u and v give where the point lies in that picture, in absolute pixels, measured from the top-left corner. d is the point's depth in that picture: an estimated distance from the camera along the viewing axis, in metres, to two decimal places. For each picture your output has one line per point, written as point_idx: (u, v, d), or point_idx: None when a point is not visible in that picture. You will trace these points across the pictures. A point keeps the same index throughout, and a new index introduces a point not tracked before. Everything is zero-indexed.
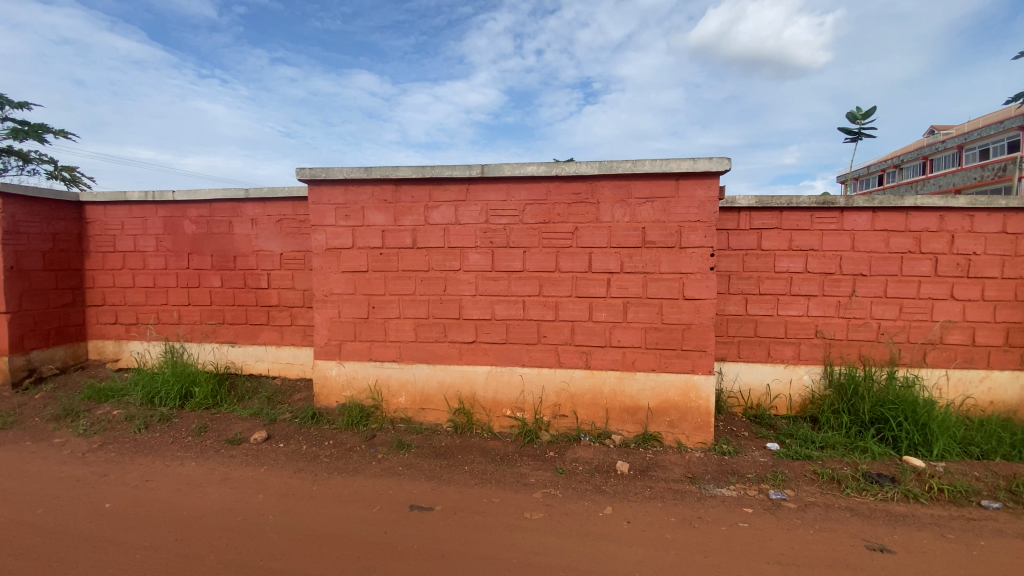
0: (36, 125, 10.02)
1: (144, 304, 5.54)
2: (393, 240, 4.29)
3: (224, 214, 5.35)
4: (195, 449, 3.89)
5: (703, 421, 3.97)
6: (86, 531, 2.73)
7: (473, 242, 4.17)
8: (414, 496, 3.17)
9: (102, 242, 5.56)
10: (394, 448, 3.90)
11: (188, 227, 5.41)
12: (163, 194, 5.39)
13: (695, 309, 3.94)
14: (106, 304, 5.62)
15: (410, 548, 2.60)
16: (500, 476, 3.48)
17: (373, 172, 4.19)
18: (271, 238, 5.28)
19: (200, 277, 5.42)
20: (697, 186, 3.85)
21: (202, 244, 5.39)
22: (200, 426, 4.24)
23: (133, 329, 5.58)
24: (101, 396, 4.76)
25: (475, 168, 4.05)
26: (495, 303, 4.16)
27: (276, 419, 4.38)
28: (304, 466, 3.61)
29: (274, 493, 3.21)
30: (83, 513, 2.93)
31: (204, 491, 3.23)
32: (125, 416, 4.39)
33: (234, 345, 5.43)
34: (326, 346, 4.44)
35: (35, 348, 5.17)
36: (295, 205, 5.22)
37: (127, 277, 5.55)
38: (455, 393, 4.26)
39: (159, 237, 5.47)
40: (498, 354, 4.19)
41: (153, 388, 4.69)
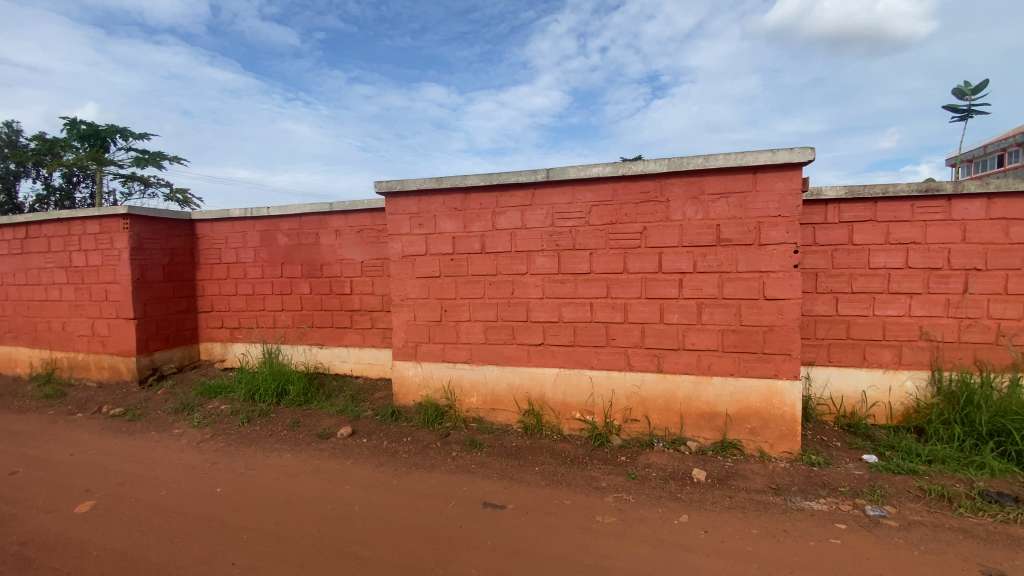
0: (154, 153, 11.45)
1: (245, 310, 6.13)
2: (462, 246, 4.44)
3: (312, 227, 5.80)
4: (290, 442, 4.26)
5: (788, 430, 3.74)
6: (203, 511, 3.10)
7: (540, 245, 4.21)
8: (487, 494, 3.27)
9: (209, 255, 6.23)
10: (467, 446, 4.03)
11: (281, 238, 5.92)
12: (259, 210, 5.95)
13: (777, 310, 3.72)
14: (213, 310, 6.28)
15: (483, 544, 2.69)
16: (571, 478, 3.49)
17: (443, 181, 4.38)
18: (353, 248, 5.66)
19: (292, 285, 5.91)
20: (777, 179, 3.65)
21: (293, 254, 5.88)
22: (295, 420, 4.63)
23: (237, 332, 6.19)
24: (211, 392, 5.33)
25: (540, 172, 4.10)
26: (563, 305, 4.18)
27: (359, 415, 4.68)
28: (385, 460, 3.84)
29: (360, 484, 3.44)
30: (199, 495, 3.31)
31: (298, 480, 3.53)
32: (231, 411, 4.89)
33: (322, 346, 5.86)
34: (404, 347, 4.67)
35: (158, 349, 5.88)
36: (374, 216, 5.56)
37: (231, 286, 6.17)
38: (524, 394, 4.32)
39: (257, 249, 6.03)
40: (567, 356, 4.20)
41: (254, 385, 5.18)
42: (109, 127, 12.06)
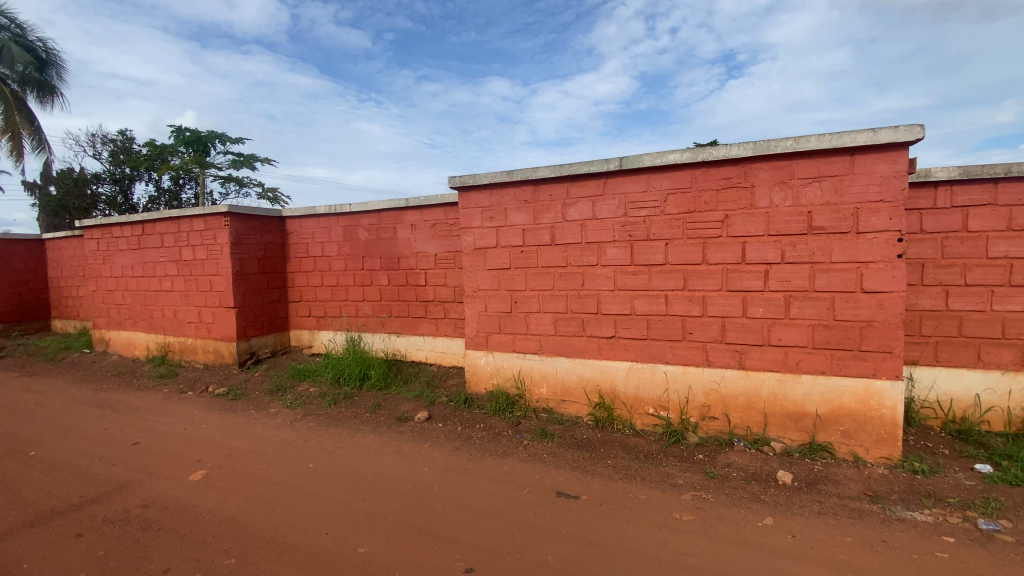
0: (248, 155, 12.47)
1: (329, 300, 6.55)
2: (533, 238, 4.46)
3: (389, 221, 6.08)
4: (372, 424, 4.52)
5: (887, 434, 3.45)
6: (299, 484, 3.37)
7: (613, 236, 4.14)
8: (560, 483, 3.29)
9: (298, 249, 6.71)
10: (538, 436, 4.08)
11: (361, 233, 6.26)
12: (342, 206, 6.31)
13: (877, 304, 3.43)
14: (301, 300, 6.77)
15: (558, 532, 2.71)
16: (646, 473, 3.43)
17: (514, 174, 4.42)
18: (427, 241, 5.87)
19: (371, 277, 6.23)
20: (879, 160, 3.36)
21: (372, 248, 6.20)
22: (376, 404, 4.91)
23: (322, 320, 6.64)
24: (301, 375, 5.77)
25: (613, 161, 4.03)
26: (636, 298, 4.09)
27: (434, 401, 4.88)
28: (460, 445, 3.97)
29: (437, 467, 3.59)
30: (294, 469, 3.61)
31: (380, 460, 3.74)
32: (318, 393, 5.26)
33: (399, 335, 6.14)
34: (475, 337, 4.79)
35: (255, 335, 6.44)
36: (446, 210, 5.73)
37: (317, 278, 6.61)
38: (595, 386, 4.28)
39: (340, 243, 6.41)
40: (640, 350, 4.11)
41: (338, 370, 5.54)
42: (209, 133, 13.24)
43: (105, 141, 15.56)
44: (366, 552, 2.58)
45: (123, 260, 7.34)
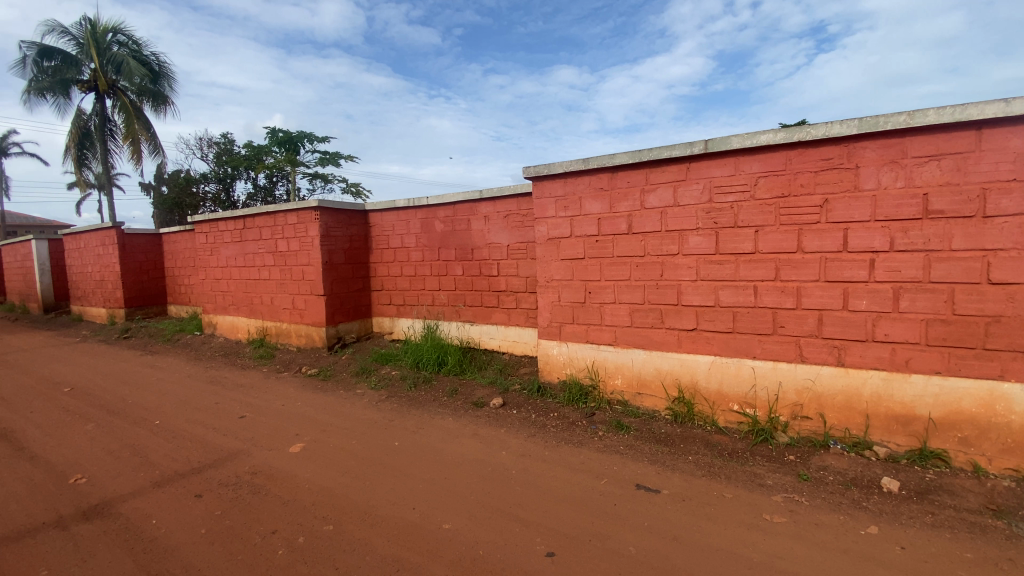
0: (333, 154, 13.26)
1: (407, 289, 6.84)
2: (609, 226, 4.37)
3: (464, 213, 6.22)
4: (450, 407, 4.68)
5: (1016, 444, 3.07)
6: (386, 460, 3.57)
7: (696, 224, 3.97)
8: (640, 476, 3.24)
9: (379, 241, 7.06)
10: (614, 428, 4.02)
11: (437, 225, 6.46)
12: (419, 199, 6.55)
13: (1008, 297, 3.04)
14: (382, 289, 7.12)
15: (640, 524, 2.68)
16: (731, 472, 3.28)
17: (590, 162, 4.36)
18: (500, 232, 5.94)
19: (447, 267, 6.43)
20: (1014, 134, 2.97)
21: (448, 239, 6.38)
22: (453, 389, 5.08)
23: (401, 308, 6.95)
24: (382, 360, 6.08)
25: (698, 145, 3.86)
26: (720, 288, 3.91)
27: (508, 388, 4.96)
28: (536, 432, 4.01)
29: (514, 452, 3.65)
30: (381, 447, 3.82)
31: (459, 442, 3.87)
32: (399, 377, 5.53)
33: (473, 324, 6.29)
34: (549, 327, 4.80)
35: (341, 322, 6.87)
36: (520, 201, 5.77)
37: (396, 269, 6.92)
38: (674, 380, 4.15)
39: (417, 235, 6.66)
40: (724, 343, 3.93)
41: (416, 355, 5.78)
42: (298, 133, 14.20)
43: (211, 144, 17.18)
44: (451, 529, 2.69)
45: (227, 251, 8.09)
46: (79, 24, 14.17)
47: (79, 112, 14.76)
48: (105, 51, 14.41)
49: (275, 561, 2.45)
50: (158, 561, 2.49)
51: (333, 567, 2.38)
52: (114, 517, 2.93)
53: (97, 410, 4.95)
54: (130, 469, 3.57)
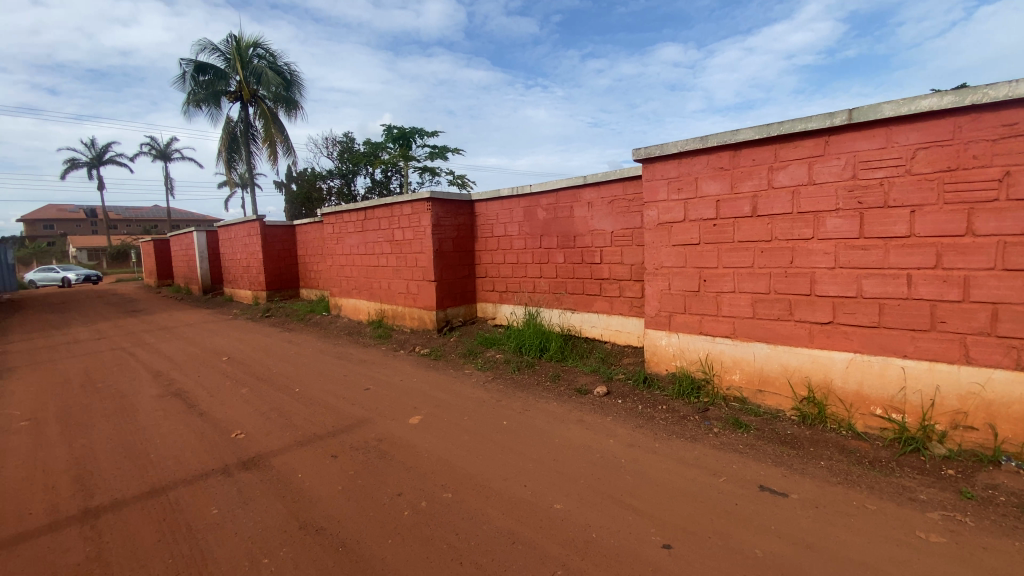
0: (441, 147, 13.92)
1: (510, 276, 6.99)
2: (729, 209, 4.10)
3: (567, 200, 6.18)
4: (554, 392, 4.74)
5: None
6: (497, 438, 3.72)
7: (834, 204, 3.58)
8: (763, 477, 3.03)
9: (483, 230, 7.29)
10: (730, 425, 3.80)
11: (540, 213, 6.50)
12: (523, 187, 6.63)
13: None
14: (486, 276, 7.36)
15: (764, 526, 2.51)
16: (872, 481, 2.95)
17: (709, 140, 4.11)
18: (604, 218, 5.83)
19: (548, 255, 6.46)
20: None
21: (550, 227, 6.40)
22: (557, 375, 5.13)
23: (504, 295, 7.14)
24: (487, 343, 6.31)
25: (840, 115, 3.46)
26: (862, 277, 3.49)
27: (613, 377, 4.89)
28: (644, 423, 3.91)
29: (623, 440, 3.61)
30: (490, 425, 3.98)
31: (566, 426, 3.90)
32: (504, 361, 5.71)
33: (574, 312, 6.27)
34: (657, 316, 4.64)
35: (448, 306, 7.23)
36: (626, 186, 5.61)
37: (499, 256, 7.11)
38: (802, 378, 3.81)
39: (520, 223, 6.76)
40: (865, 339, 3.51)
41: (520, 340, 5.91)
42: (410, 129, 15.08)
43: (334, 144, 18.89)
44: (563, 509, 2.73)
45: (349, 240, 8.88)
46: (229, 42, 16.23)
47: (229, 120, 16.99)
48: (248, 64, 16.37)
49: (403, 520, 2.68)
50: (306, 509, 2.83)
51: (454, 533, 2.54)
52: (268, 468, 3.38)
53: (249, 377, 5.74)
54: (278, 428, 4.10)
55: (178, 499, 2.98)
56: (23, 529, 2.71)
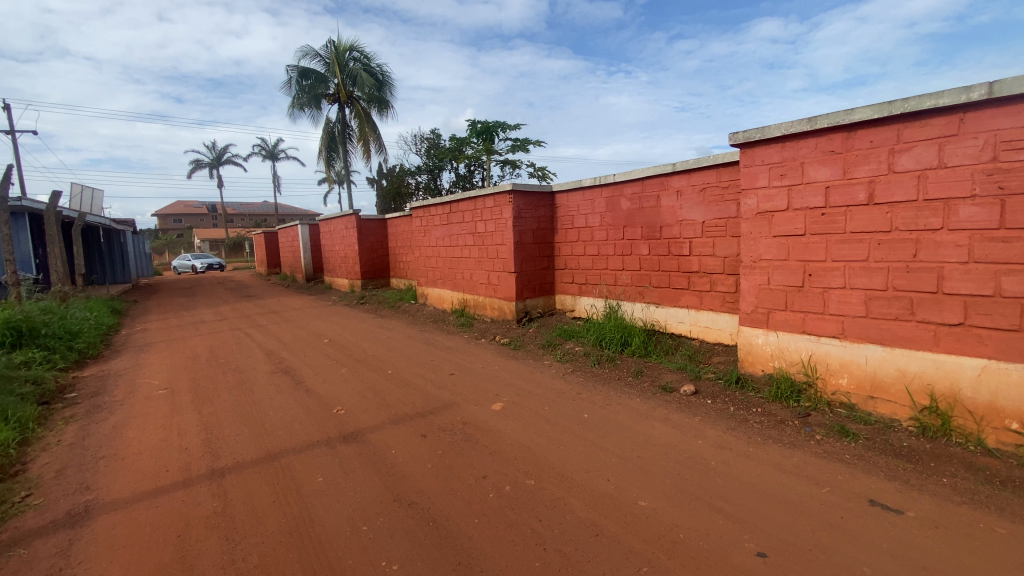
0: (523, 140, 14.02)
1: (591, 268, 6.90)
2: (839, 197, 3.75)
3: (653, 189, 5.97)
4: (637, 388, 4.63)
5: None
6: (578, 430, 3.71)
7: (969, 190, 3.14)
8: (873, 491, 2.76)
9: (564, 221, 7.24)
10: (835, 433, 3.49)
11: (624, 203, 6.33)
12: (607, 177, 6.49)
13: None
14: (566, 268, 7.32)
15: (874, 544, 2.29)
16: (1010, 506, 2.57)
17: (819, 121, 3.77)
18: (695, 208, 5.56)
19: (633, 246, 6.28)
20: None
21: (635, 217, 6.22)
22: (640, 370, 5.01)
23: (584, 287, 7.06)
24: (567, 335, 6.30)
25: (981, 87, 3.03)
26: (1003, 273, 3.04)
27: (701, 375, 4.69)
28: (736, 425, 3.71)
29: (712, 442, 3.45)
30: (572, 416, 3.98)
31: (651, 424, 3.81)
32: (584, 353, 5.68)
33: (659, 306, 6.06)
34: (753, 313, 4.36)
35: (529, 297, 7.32)
36: (719, 172, 5.30)
37: (580, 247, 7.03)
38: (923, 385, 3.40)
39: (602, 214, 6.63)
40: (1004, 345, 3.06)
41: (602, 333, 5.84)
42: (493, 123, 15.32)
43: (421, 140, 19.71)
44: (648, 507, 2.68)
45: (435, 232, 9.25)
46: (328, 47, 17.45)
47: (328, 121, 18.32)
48: (345, 67, 17.49)
49: (488, 503, 2.77)
50: (399, 484, 3.02)
51: (538, 519, 2.59)
52: (365, 443, 3.65)
53: (346, 358, 6.21)
54: (373, 407, 4.40)
55: (288, 465, 3.31)
56: (168, 482, 3.16)
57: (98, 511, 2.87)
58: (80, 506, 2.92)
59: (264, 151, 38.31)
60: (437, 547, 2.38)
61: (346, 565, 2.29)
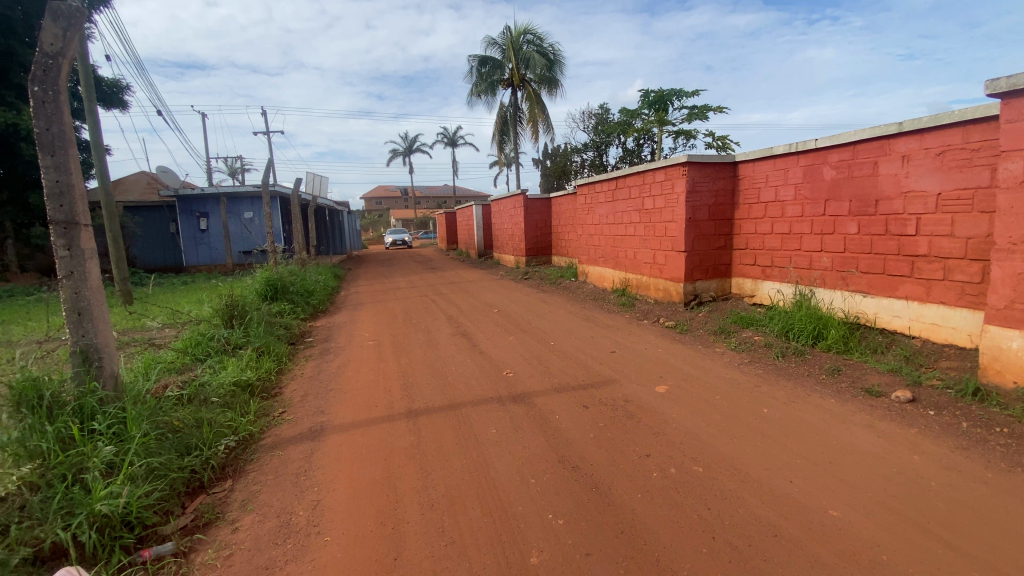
0: (701, 107, 12.96)
1: (779, 249, 6.14)
2: None
3: (869, 155, 5.01)
4: (832, 387, 4.04)
5: None
6: (755, 424, 3.41)
7: None
8: None
9: (748, 195, 6.54)
10: None
11: (828, 172, 5.45)
12: (806, 142, 5.64)
13: None
14: (747, 248, 6.65)
15: None
16: None
17: None
18: (927, 176, 4.52)
19: (836, 223, 5.40)
20: None
21: (841, 189, 5.31)
22: (836, 367, 4.35)
23: (768, 270, 6.33)
24: (744, 322, 5.76)
25: None
26: None
27: (921, 381, 3.88)
28: (970, 445, 3.00)
29: (933, 460, 2.86)
30: (749, 409, 3.66)
31: (847, 428, 3.30)
32: (765, 343, 5.14)
33: (866, 296, 5.13)
34: (1007, 310, 3.43)
35: (700, 279, 6.85)
36: (968, 130, 4.20)
37: (767, 225, 6.29)
38: None
39: (798, 185, 5.81)
40: None
41: (789, 323, 5.21)
42: (669, 91, 14.43)
43: (590, 116, 19.59)
44: (840, 518, 2.36)
45: (601, 210, 9.17)
46: (505, 34, 18.27)
47: (502, 105, 19.34)
48: (519, 51, 18.14)
49: (652, 480, 2.74)
50: (563, 447, 3.16)
51: (706, 507, 2.47)
52: (532, 405, 3.89)
53: (514, 327, 6.64)
54: (539, 374, 4.66)
55: (467, 416, 3.72)
56: (376, 415, 3.82)
57: (329, 430, 3.62)
58: (318, 425, 3.72)
59: (445, 138, 42.23)
60: (601, 512, 2.45)
61: (517, 511, 2.50)
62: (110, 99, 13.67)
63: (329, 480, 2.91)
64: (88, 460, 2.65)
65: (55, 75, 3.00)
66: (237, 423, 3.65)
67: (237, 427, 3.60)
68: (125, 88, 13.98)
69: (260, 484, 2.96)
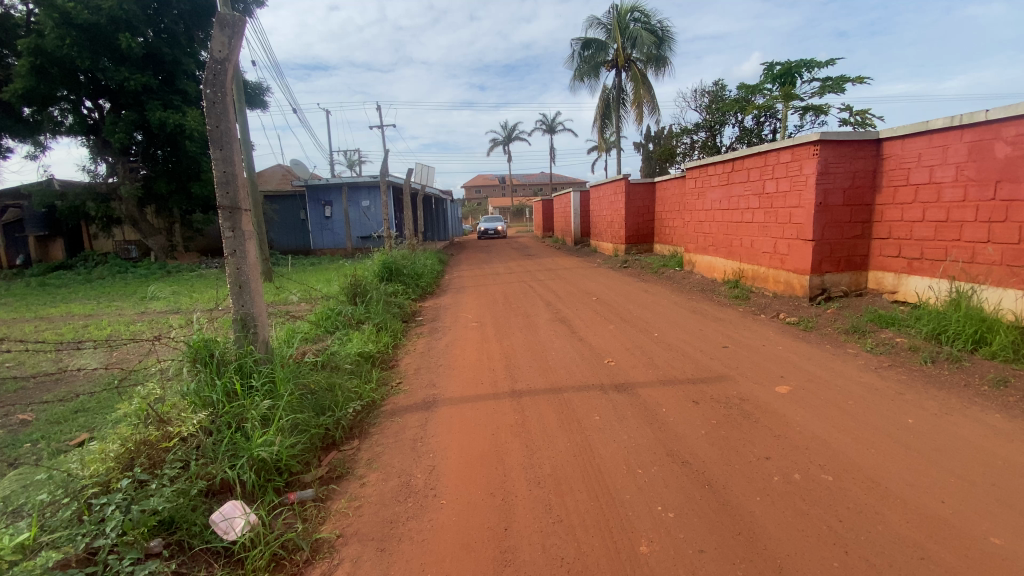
0: (838, 77, 11.52)
1: (930, 239, 5.33)
2: None
3: None
4: (998, 401, 3.45)
5: None
6: (896, 435, 3.03)
7: None
8: None
9: (894, 177, 5.74)
10: None
11: (1001, 149, 4.59)
12: (975, 113, 4.80)
13: None
14: (890, 237, 5.85)
15: None
16: None
17: None
18: None
19: (1010, 209, 4.56)
20: None
21: (1019, 169, 4.46)
22: (1002, 378, 3.71)
23: (916, 263, 5.53)
24: (884, 321, 5.11)
25: None
26: None
27: None
28: None
29: None
30: (888, 419, 3.26)
31: (1018, 449, 2.81)
32: (910, 346, 4.52)
33: None
34: None
35: (829, 272, 6.18)
36: None
37: (917, 211, 5.48)
38: None
39: (960, 165, 4.97)
40: None
41: (942, 324, 4.53)
42: (796, 62, 13.03)
43: (702, 95, 18.38)
44: (1005, 548, 2.03)
45: (713, 195, 8.61)
46: (611, 13, 17.66)
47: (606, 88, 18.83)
48: (625, 29, 17.44)
49: (772, 484, 2.56)
50: (671, 441, 3.07)
51: (836, 518, 2.27)
52: (637, 395, 3.82)
53: (615, 316, 6.52)
54: (643, 364, 4.54)
55: (570, 400, 3.75)
56: (483, 392, 4.00)
57: (441, 402, 3.86)
58: (430, 397, 3.98)
59: (545, 124, 42.16)
60: (715, 510, 2.35)
61: (624, 498, 2.49)
62: (254, 100, 15.52)
63: (442, 448, 3.12)
64: (247, 411, 3.10)
65: (223, 79, 3.46)
66: (362, 389, 4.03)
67: (362, 393, 3.99)
68: (265, 89, 15.77)
69: (382, 446, 3.25)
